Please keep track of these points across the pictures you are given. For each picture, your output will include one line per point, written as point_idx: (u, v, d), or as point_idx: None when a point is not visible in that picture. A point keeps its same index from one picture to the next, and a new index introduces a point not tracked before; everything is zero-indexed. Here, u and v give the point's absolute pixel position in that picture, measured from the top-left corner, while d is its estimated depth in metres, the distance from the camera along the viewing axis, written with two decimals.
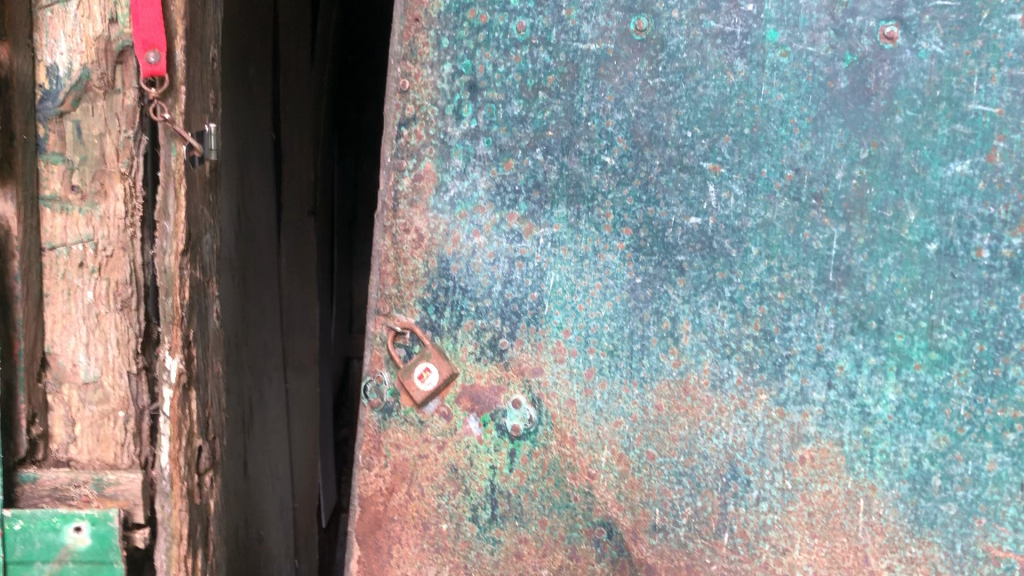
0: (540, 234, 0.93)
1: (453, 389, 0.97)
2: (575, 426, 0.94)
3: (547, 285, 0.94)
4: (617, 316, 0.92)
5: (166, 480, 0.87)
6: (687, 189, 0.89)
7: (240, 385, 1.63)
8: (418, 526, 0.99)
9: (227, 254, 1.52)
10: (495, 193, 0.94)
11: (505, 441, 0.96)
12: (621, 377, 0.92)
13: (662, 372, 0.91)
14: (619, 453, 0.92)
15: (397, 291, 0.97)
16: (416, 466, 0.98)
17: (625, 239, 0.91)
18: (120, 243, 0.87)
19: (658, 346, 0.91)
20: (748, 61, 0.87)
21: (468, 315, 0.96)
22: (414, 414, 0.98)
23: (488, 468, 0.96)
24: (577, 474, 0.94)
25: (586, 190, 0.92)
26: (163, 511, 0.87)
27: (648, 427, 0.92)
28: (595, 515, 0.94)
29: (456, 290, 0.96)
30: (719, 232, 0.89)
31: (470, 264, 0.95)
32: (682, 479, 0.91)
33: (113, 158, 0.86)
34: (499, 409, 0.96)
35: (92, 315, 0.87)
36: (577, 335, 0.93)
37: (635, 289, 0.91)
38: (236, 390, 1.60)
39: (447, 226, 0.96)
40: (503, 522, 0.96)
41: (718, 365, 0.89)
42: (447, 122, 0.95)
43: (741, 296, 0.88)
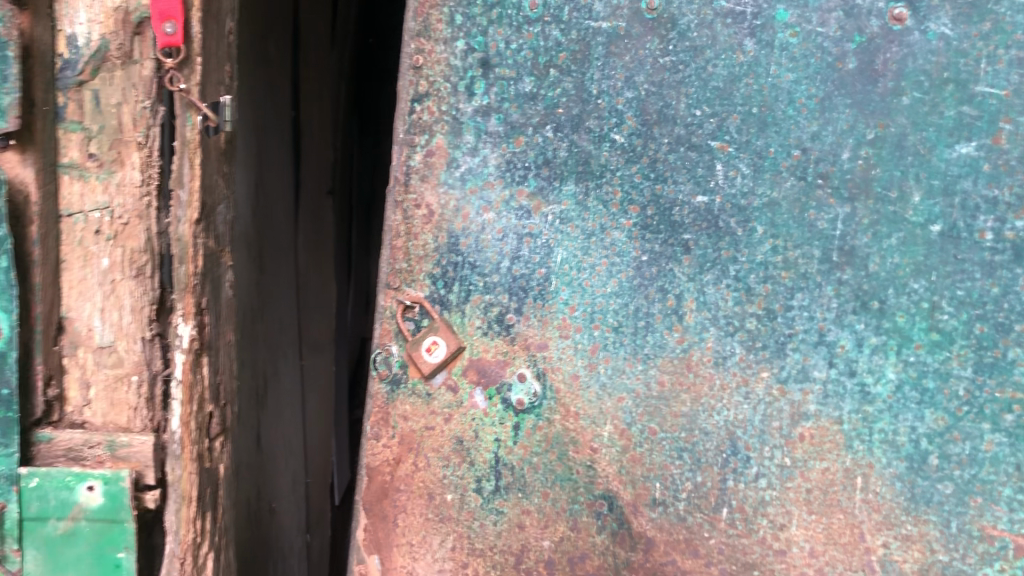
0: (548, 210, 0.95)
1: (460, 362, 0.99)
2: (579, 402, 0.95)
3: (554, 262, 0.95)
4: (624, 293, 0.93)
5: (177, 443, 0.88)
6: (695, 168, 0.90)
7: (253, 359, 1.64)
8: (424, 496, 1.01)
9: (244, 228, 1.53)
10: (505, 169, 0.96)
11: (510, 415, 0.97)
12: (625, 354, 0.93)
13: (665, 349, 0.92)
14: (620, 428, 0.93)
15: (407, 265, 1.00)
16: (423, 437, 1.00)
17: (632, 217, 0.92)
18: (136, 211, 0.89)
19: (662, 323, 0.92)
20: (757, 41, 0.87)
21: (476, 290, 0.98)
22: (421, 386, 1.00)
23: (492, 441, 0.98)
24: (579, 448, 0.95)
25: (595, 167, 0.93)
26: (174, 473, 0.89)
27: (650, 402, 0.92)
28: (596, 488, 0.95)
29: (465, 265, 0.98)
30: (725, 211, 0.89)
31: (479, 240, 0.97)
32: (683, 454, 0.91)
33: (130, 128, 0.88)
34: (504, 383, 0.97)
35: (107, 282, 0.89)
36: (583, 311, 0.94)
37: (641, 266, 0.92)
38: (250, 364, 1.62)
39: (457, 202, 0.98)
40: (507, 494, 0.98)
41: (721, 343, 0.90)
42: (459, 98, 0.97)
43: (746, 275, 0.89)
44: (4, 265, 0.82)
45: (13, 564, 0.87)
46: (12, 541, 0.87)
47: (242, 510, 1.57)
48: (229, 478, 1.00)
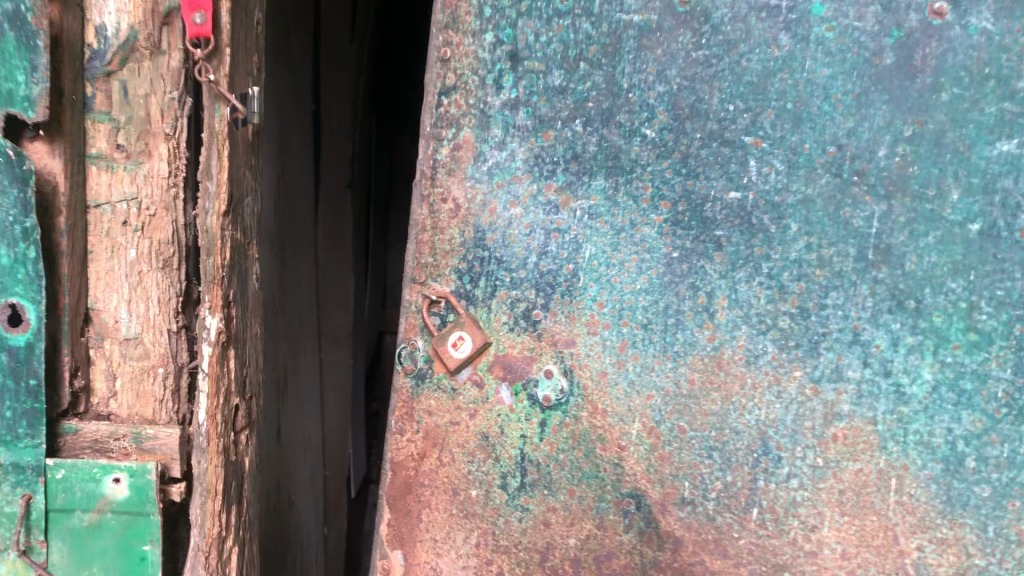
0: (577, 206, 0.94)
1: (486, 358, 0.98)
2: (606, 399, 0.94)
3: (583, 258, 0.94)
4: (653, 289, 0.92)
5: (203, 436, 0.86)
6: (728, 163, 0.89)
7: (274, 352, 1.64)
8: (448, 492, 1.00)
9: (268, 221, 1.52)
10: (533, 163, 0.95)
11: (536, 411, 0.96)
12: (654, 351, 0.92)
13: (695, 346, 0.90)
14: (649, 426, 0.92)
15: (433, 260, 0.99)
16: (448, 433, 1.00)
17: (663, 212, 0.91)
18: (163, 203, 0.89)
19: (693, 320, 0.90)
20: (792, 35, 0.86)
21: (502, 286, 0.97)
22: (447, 381, 0.99)
23: (518, 437, 0.97)
24: (607, 446, 0.94)
25: (625, 162, 0.92)
26: (199, 464, 0.87)
27: (680, 401, 0.91)
28: (624, 486, 0.93)
29: (492, 260, 0.97)
30: (759, 207, 0.88)
31: (506, 235, 0.96)
32: (713, 454, 0.90)
33: (157, 119, 0.88)
34: (531, 379, 0.96)
35: (135, 273, 0.88)
36: (611, 308, 0.93)
37: (672, 263, 0.91)
38: (271, 357, 1.61)
39: (484, 196, 0.97)
40: (532, 491, 0.97)
41: (753, 341, 0.88)
42: (487, 92, 0.96)
43: (779, 272, 0.87)
44: (32, 256, 0.81)
45: (39, 555, 0.86)
46: (38, 533, 0.86)
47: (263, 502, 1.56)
48: (255, 471, 1.00)
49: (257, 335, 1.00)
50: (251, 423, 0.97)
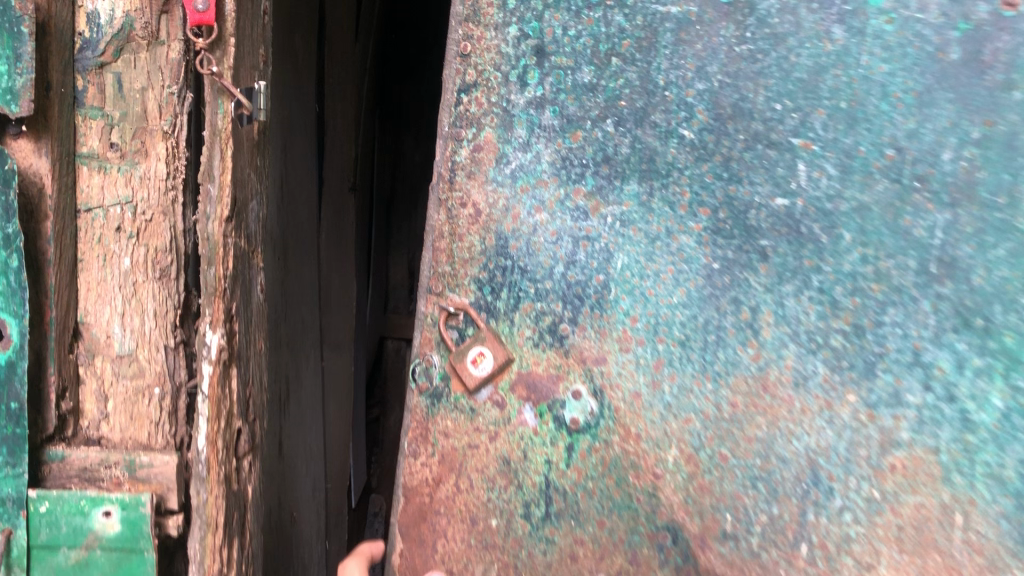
0: (608, 212, 0.87)
1: (507, 376, 0.91)
2: (640, 422, 0.86)
3: (615, 268, 0.87)
4: (692, 304, 0.84)
5: (202, 464, 0.80)
6: (774, 167, 0.82)
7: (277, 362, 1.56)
8: (466, 521, 0.93)
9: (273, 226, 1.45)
10: (560, 166, 0.88)
11: (563, 434, 0.89)
12: (693, 371, 0.84)
13: (738, 366, 0.83)
14: (687, 453, 0.85)
15: (450, 269, 0.92)
16: (466, 457, 0.92)
17: (702, 220, 0.84)
18: (160, 207, 0.85)
19: (736, 338, 0.83)
20: (846, 28, 0.79)
21: (526, 297, 0.90)
22: (465, 401, 0.92)
23: (542, 463, 0.90)
24: (640, 473, 0.87)
25: (660, 165, 0.85)
26: (199, 497, 0.80)
27: (721, 425, 0.84)
28: (659, 519, 0.86)
29: (515, 270, 0.90)
30: (808, 215, 0.81)
31: (530, 243, 0.89)
32: (758, 484, 0.83)
33: (155, 116, 0.84)
34: (557, 400, 0.89)
35: (129, 283, 0.85)
36: (646, 322, 0.86)
37: (712, 275, 0.84)
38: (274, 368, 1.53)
39: (506, 201, 0.90)
40: (558, 521, 0.90)
41: (802, 361, 0.81)
42: (510, 89, 0.90)
43: (831, 286, 0.80)
44: (15, 265, 0.78)
45: None
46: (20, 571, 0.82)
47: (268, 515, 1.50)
48: (256, 499, 0.91)
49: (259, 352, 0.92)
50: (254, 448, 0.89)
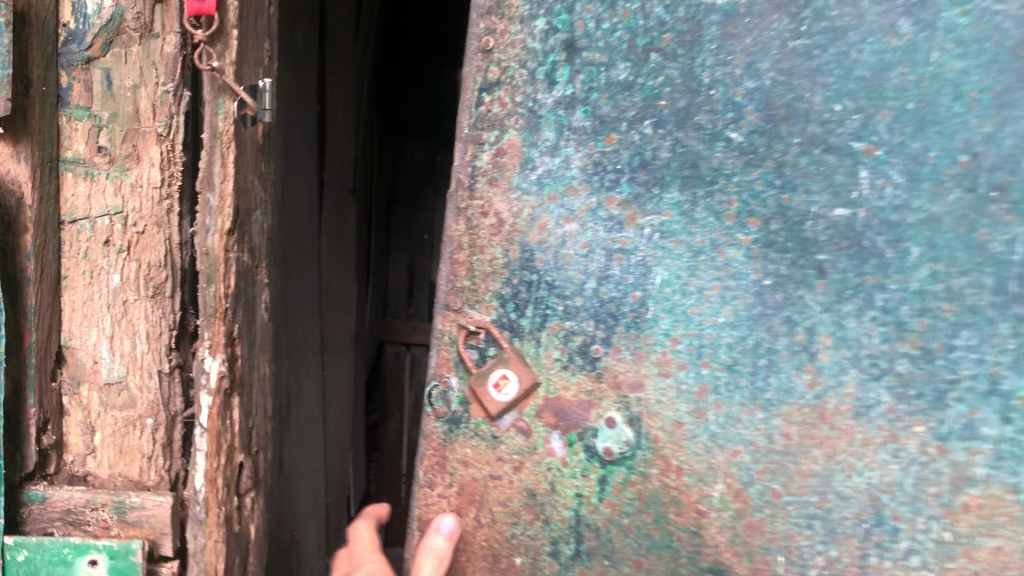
0: (645, 222, 0.79)
1: (533, 402, 0.83)
2: (682, 454, 0.79)
3: (653, 285, 0.79)
4: (740, 324, 0.77)
5: (202, 506, 0.80)
6: (833, 174, 0.74)
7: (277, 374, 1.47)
8: (488, 558, 0.86)
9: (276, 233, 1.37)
10: (592, 172, 0.81)
11: (595, 466, 0.82)
12: (741, 399, 0.77)
13: (792, 394, 0.76)
14: (735, 488, 0.77)
15: (470, 284, 0.85)
16: (487, 488, 0.85)
17: (752, 231, 0.77)
18: (154, 218, 0.85)
19: (790, 362, 0.76)
20: (914, 21, 0.71)
21: (554, 315, 0.82)
22: (486, 428, 0.85)
23: (572, 496, 0.83)
24: (682, 510, 0.79)
25: (705, 171, 0.78)
26: (198, 542, 0.80)
27: (774, 459, 0.76)
28: (702, 560, 0.79)
29: (541, 285, 0.83)
30: (871, 227, 0.73)
31: (559, 256, 0.82)
32: (814, 523, 0.75)
33: (148, 116, 0.84)
34: (588, 428, 0.81)
35: (117, 303, 0.85)
36: (688, 345, 0.78)
37: (763, 292, 0.76)
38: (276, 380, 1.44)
39: (532, 210, 0.82)
40: (589, 560, 0.83)
41: (865, 389, 0.74)
42: (537, 87, 0.82)
43: (897, 306, 0.73)
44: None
45: None
46: None
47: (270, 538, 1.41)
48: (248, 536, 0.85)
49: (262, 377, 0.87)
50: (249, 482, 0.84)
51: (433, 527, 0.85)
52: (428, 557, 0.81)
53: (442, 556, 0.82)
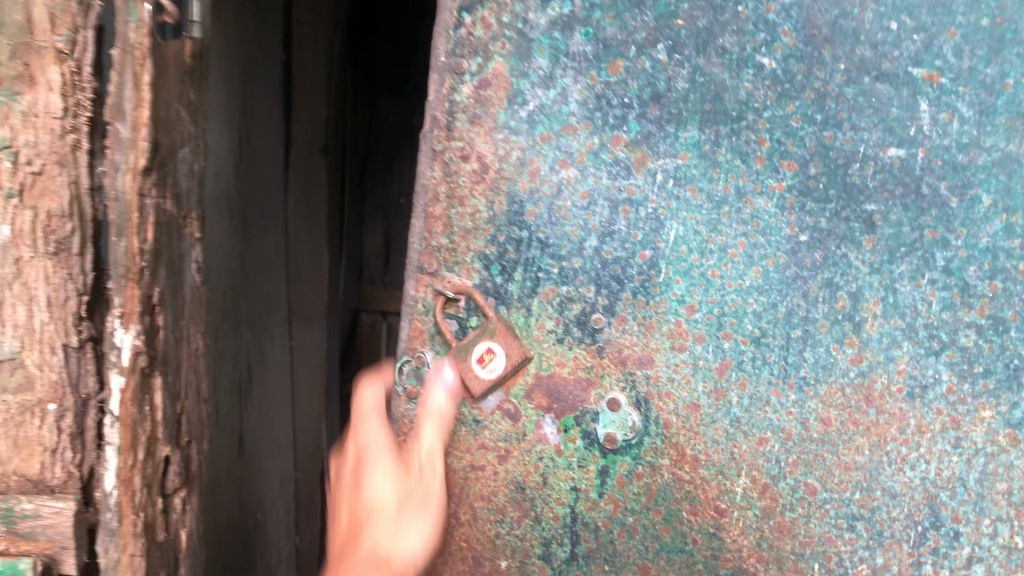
0: (657, 166, 0.66)
1: (522, 380, 0.69)
2: (699, 443, 0.67)
3: (665, 241, 0.66)
4: (770, 288, 0.65)
5: (112, 513, 0.61)
6: (886, 107, 0.63)
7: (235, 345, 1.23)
8: (468, 562, 0.71)
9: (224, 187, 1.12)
10: (594, 107, 0.66)
11: (594, 456, 0.69)
12: (771, 376, 0.65)
13: (832, 371, 0.64)
14: (762, 483, 0.65)
15: (448, 242, 0.69)
16: (467, 481, 0.70)
17: (785, 177, 0.64)
18: (56, 156, 0.59)
19: (829, 334, 0.64)
20: None
21: (548, 280, 0.68)
22: (467, 412, 0.70)
23: (568, 491, 0.70)
24: (698, 508, 0.67)
25: (730, 104, 0.65)
26: (107, 556, 0.61)
27: (808, 449, 0.64)
28: (723, 567, 0.67)
29: (533, 243, 0.68)
30: (932, 170, 0.63)
31: (553, 209, 0.68)
32: (857, 525, 0.64)
33: (46, 28, 0.58)
34: (587, 411, 0.69)
35: (9, 261, 0.58)
36: (706, 314, 0.66)
37: (798, 251, 0.64)
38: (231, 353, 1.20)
39: (522, 152, 0.67)
40: (586, 565, 0.71)
41: (921, 366, 0.63)
42: (528, 5, 0.66)
43: (960, 266, 0.63)
44: None
45: None
46: None
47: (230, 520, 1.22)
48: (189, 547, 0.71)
49: (196, 352, 0.72)
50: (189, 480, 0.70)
51: (428, 376, 0.69)
52: (429, 421, 0.68)
53: (445, 417, 0.69)
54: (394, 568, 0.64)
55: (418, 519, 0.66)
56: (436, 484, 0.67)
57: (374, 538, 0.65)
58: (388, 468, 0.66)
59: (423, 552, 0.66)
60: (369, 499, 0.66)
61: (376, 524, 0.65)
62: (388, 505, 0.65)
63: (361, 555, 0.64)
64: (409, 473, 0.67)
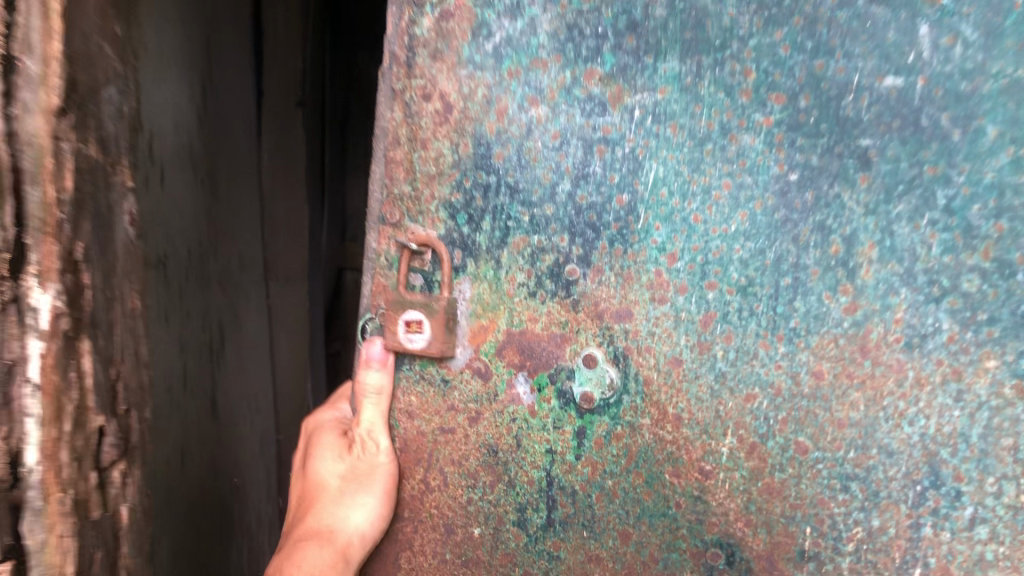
0: (635, 102, 0.61)
1: (492, 337, 0.65)
2: (682, 401, 0.62)
3: (644, 183, 0.61)
4: (758, 233, 0.60)
5: (38, 492, 0.55)
6: (882, 32, 0.56)
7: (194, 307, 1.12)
8: (438, 530, 0.69)
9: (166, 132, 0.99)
10: (565, 38, 0.61)
11: (571, 416, 0.65)
12: (758, 328, 0.60)
13: (825, 322, 0.59)
14: (750, 442, 0.61)
15: (411, 190, 0.65)
16: (436, 445, 0.68)
17: (773, 110, 0.59)
18: None
19: (822, 282, 0.59)
20: None
21: (519, 229, 0.64)
22: (435, 370, 0.67)
23: (543, 454, 0.66)
24: (681, 470, 0.63)
25: (713, 32, 0.59)
26: (35, 540, 0.56)
27: (798, 406, 0.60)
28: (708, 532, 0.63)
29: (502, 189, 0.63)
30: (933, 101, 0.56)
31: (523, 150, 0.62)
32: (851, 486, 0.59)
33: None
34: (562, 368, 0.65)
35: None
36: (689, 263, 0.61)
37: (787, 192, 0.59)
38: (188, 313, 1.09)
39: (488, 90, 0.62)
40: (564, 531, 0.67)
41: (919, 314, 0.57)
42: None
43: (963, 205, 0.56)
44: None
45: None
46: None
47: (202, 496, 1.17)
48: (133, 523, 0.69)
49: (133, 311, 0.70)
50: (128, 451, 0.68)
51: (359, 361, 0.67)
52: (370, 398, 0.67)
53: (385, 391, 0.67)
54: (339, 542, 0.65)
55: (360, 491, 0.67)
56: (382, 458, 0.67)
57: (321, 514, 0.67)
58: (335, 447, 0.69)
59: (372, 524, 0.67)
60: (319, 479, 0.69)
61: (324, 503, 0.67)
62: (332, 485, 0.67)
63: (308, 529, 0.67)
64: (352, 451, 0.68)
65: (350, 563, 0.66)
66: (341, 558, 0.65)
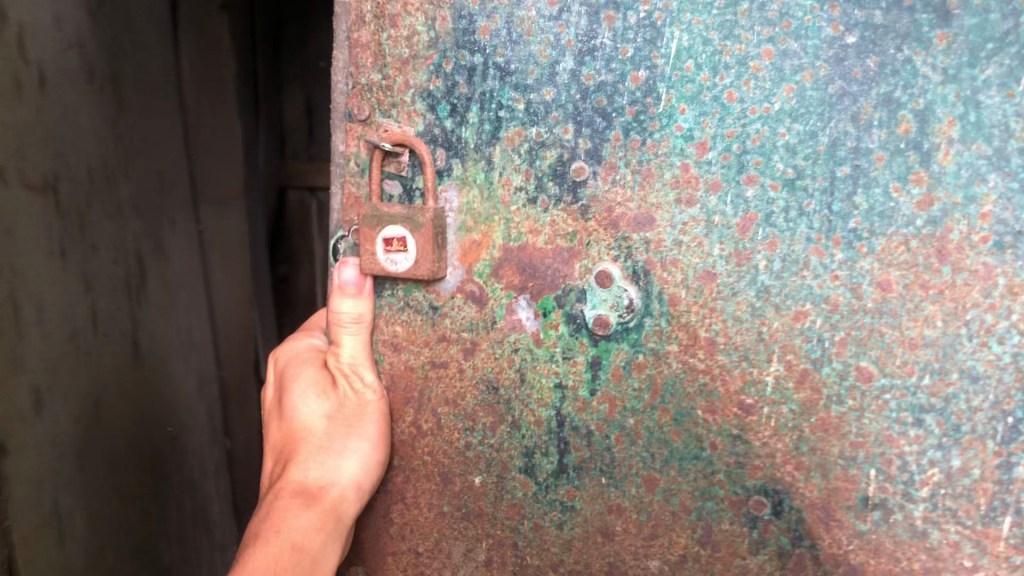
0: None
1: (488, 253, 0.55)
2: (716, 321, 0.51)
3: (664, 56, 0.50)
4: (807, 113, 0.48)
5: None
6: None
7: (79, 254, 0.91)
8: (435, 480, 0.60)
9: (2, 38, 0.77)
10: None
11: (583, 343, 0.55)
12: (810, 231, 0.49)
13: (891, 220, 0.47)
14: (800, 369, 0.50)
15: (382, 79, 0.55)
16: (428, 381, 0.58)
17: None
18: None
19: (888, 171, 0.47)
20: None
21: (512, 119, 0.53)
22: (420, 296, 0.57)
23: (552, 388, 0.56)
24: (717, 406, 0.52)
25: None
26: None
27: (860, 323, 0.49)
28: (751, 477, 0.53)
29: (491, 70, 0.52)
30: None
31: (512, 22, 0.51)
32: (926, 420, 0.48)
33: None
34: (571, 288, 0.54)
35: None
36: (722, 153, 0.50)
37: (844, 59, 0.47)
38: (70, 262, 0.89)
39: None
40: (579, 478, 0.57)
41: (1013, 207, 0.45)
42: None
43: None
44: None
45: None
46: None
47: (145, 448, 1.07)
48: None
49: None
50: None
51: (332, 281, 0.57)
52: (348, 328, 0.58)
53: (364, 319, 0.58)
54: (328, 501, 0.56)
55: (351, 436, 0.57)
56: (369, 396, 0.58)
57: (305, 465, 0.57)
58: (313, 385, 0.58)
59: (366, 471, 0.58)
60: (298, 423, 0.58)
61: (306, 451, 0.57)
62: (316, 432, 0.58)
63: (290, 486, 0.57)
64: (335, 388, 0.58)
65: (342, 521, 0.57)
66: (331, 517, 0.56)
